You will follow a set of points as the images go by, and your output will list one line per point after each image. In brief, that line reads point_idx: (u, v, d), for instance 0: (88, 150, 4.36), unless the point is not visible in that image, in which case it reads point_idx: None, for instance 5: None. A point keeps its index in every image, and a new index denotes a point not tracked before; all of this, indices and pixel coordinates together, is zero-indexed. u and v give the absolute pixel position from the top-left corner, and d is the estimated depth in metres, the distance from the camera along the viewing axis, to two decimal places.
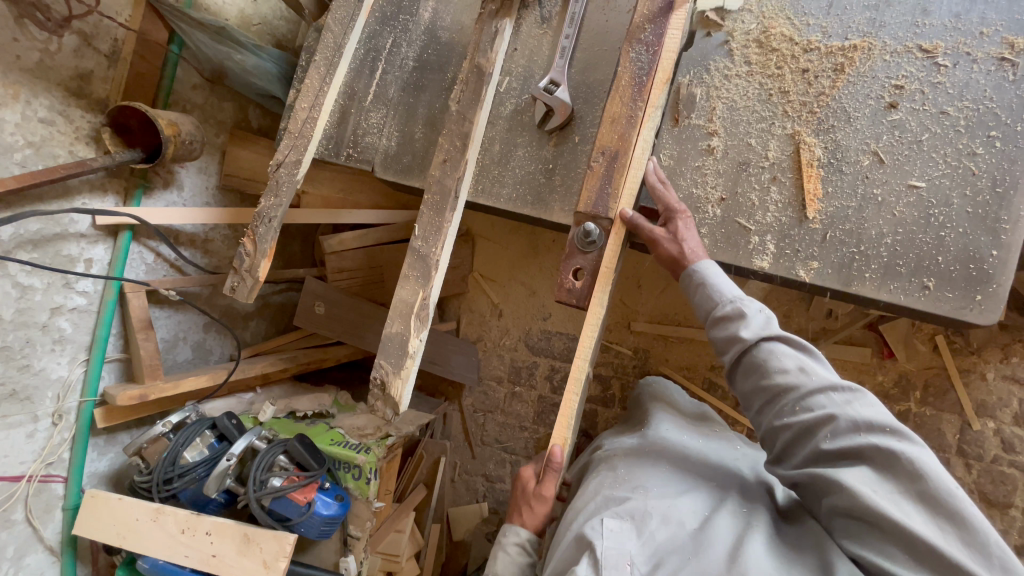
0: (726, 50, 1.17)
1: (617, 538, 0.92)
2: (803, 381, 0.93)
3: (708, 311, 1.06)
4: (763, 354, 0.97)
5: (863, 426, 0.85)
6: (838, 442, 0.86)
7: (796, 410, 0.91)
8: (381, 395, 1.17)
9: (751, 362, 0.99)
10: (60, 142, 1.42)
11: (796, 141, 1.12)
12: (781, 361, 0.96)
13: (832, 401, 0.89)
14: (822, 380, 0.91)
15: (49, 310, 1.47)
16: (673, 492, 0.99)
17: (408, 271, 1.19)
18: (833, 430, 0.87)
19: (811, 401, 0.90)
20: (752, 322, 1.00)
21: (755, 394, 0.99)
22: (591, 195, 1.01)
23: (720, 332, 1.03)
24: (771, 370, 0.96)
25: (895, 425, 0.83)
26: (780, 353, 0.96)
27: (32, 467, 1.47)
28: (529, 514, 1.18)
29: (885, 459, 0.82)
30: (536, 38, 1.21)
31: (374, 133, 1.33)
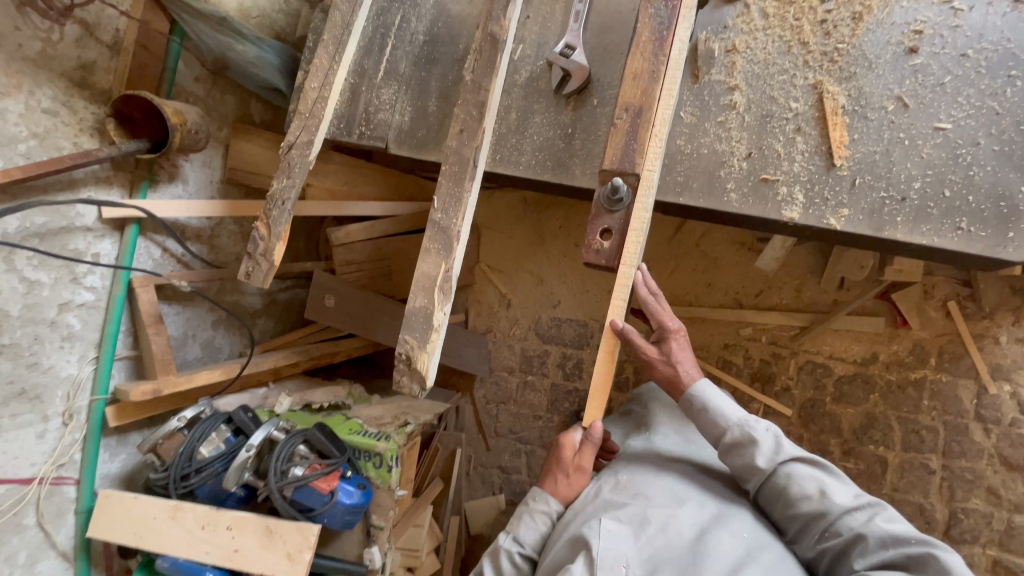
0: (742, 7, 1.16)
1: (613, 540, 1.01)
2: (828, 505, 1.01)
3: (719, 438, 1.15)
4: (783, 480, 1.06)
5: (891, 543, 0.94)
6: (869, 561, 0.94)
7: (826, 536, 1.01)
8: (407, 369, 1.15)
9: (773, 488, 1.08)
10: (64, 134, 1.39)
11: (819, 91, 1.11)
12: (802, 486, 1.05)
13: (857, 520, 0.98)
14: (845, 503, 1.00)
15: (57, 306, 1.44)
16: (674, 504, 1.08)
17: (429, 244, 1.18)
18: (863, 550, 0.95)
19: (840, 524, 0.99)
20: (764, 447, 1.09)
21: (786, 521, 1.08)
22: (616, 152, 1.00)
23: (735, 459, 1.12)
24: (795, 496, 1.05)
25: (921, 538, 0.91)
26: (799, 476, 1.05)
27: (44, 469, 1.44)
28: (564, 484, 1.25)
29: (918, 566, 0.90)
30: (549, 4, 1.20)
31: (386, 109, 1.31)
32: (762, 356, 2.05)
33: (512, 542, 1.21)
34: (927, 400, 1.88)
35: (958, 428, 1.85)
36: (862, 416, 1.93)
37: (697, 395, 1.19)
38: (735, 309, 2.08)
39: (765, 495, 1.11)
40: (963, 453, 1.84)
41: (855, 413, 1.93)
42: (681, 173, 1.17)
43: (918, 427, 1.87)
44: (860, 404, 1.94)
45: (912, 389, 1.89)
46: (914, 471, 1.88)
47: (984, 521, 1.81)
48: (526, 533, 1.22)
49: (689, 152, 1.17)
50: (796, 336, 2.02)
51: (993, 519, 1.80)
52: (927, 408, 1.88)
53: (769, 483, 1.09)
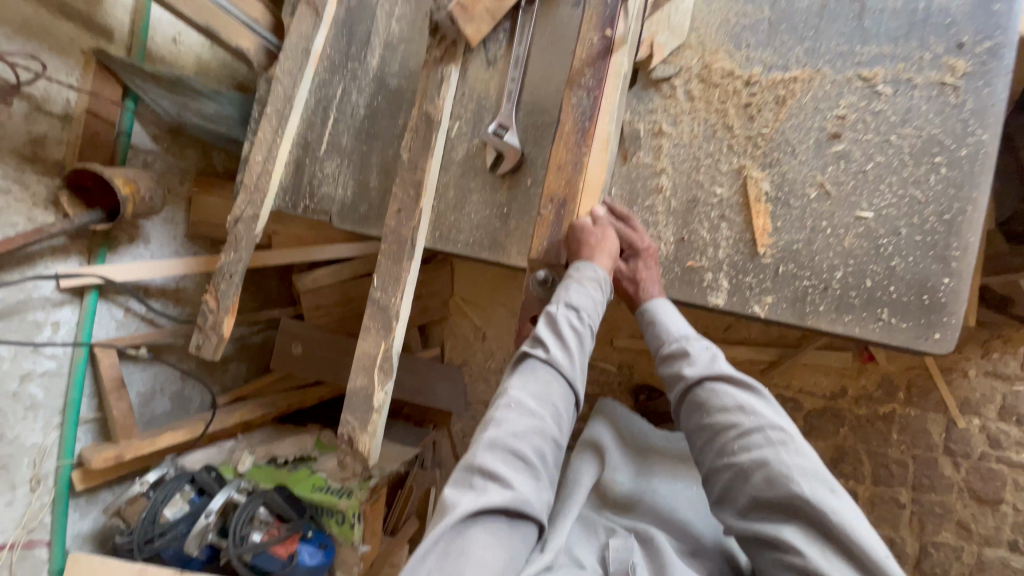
0: (670, 87, 1.16)
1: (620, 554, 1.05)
2: (743, 420, 0.92)
3: (658, 349, 1.05)
4: (704, 394, 0.96)
5: (797, 474, 0.85)
6: (773, 488, 0.85)
7: (735, 449, 0.91)
8: (350, 449, 1.17)
9: (693, 400, 0.98)
10: (17, 210, 1.41)
11: (743, 177, 1.11)
12: (727, 418, 0.93)
13: (768, 442, 0.89)
14: (760, 420, 0.91)
15: (18, 378, 1.46)
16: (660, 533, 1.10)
17: (369, 323, 1.19)
18: (767, 473, 0.87)
19: (749, 442, 0.90)
20: (699, 360, 0.99)
21: (697, 432, 0.98)
22: (542, 244, 1.00)
23: (666, 369, 1.03)
24: (713, 409, 0.95)
25: (827, 476, 0.84)
26: (723, 391, 0.96)
27: (14, 535, 1.47)
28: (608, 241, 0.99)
29: (815, 513, 0.82)
30: (483, 81, 1.20)
31: (330, 182, 1.31)
32: None
33: (567, 312, 0.93)
34: (896, 433, 1.87)
35: (927, 462, 1.83)
36: (832, 451, 1.92)
37: (650, 309, 1.09)
38: None
39: (685, 407, 1.00)
40: (933, 487, 1.81)
41: (826, 447, 1.92)
42: None
43: (887, 461, 1.86)
44: (831, 437, 1.93)
45: (881, 423, 1.88)
46: (884, 505, 1.87)
47: (954, 554, 1.77)
48: (578, 301, 0.94)
49: None
50: (767, 371, 2.02)
51: (963, 553, 1.76)
52: (896, 441, 1.86)
53: (691, 396, 0.99)
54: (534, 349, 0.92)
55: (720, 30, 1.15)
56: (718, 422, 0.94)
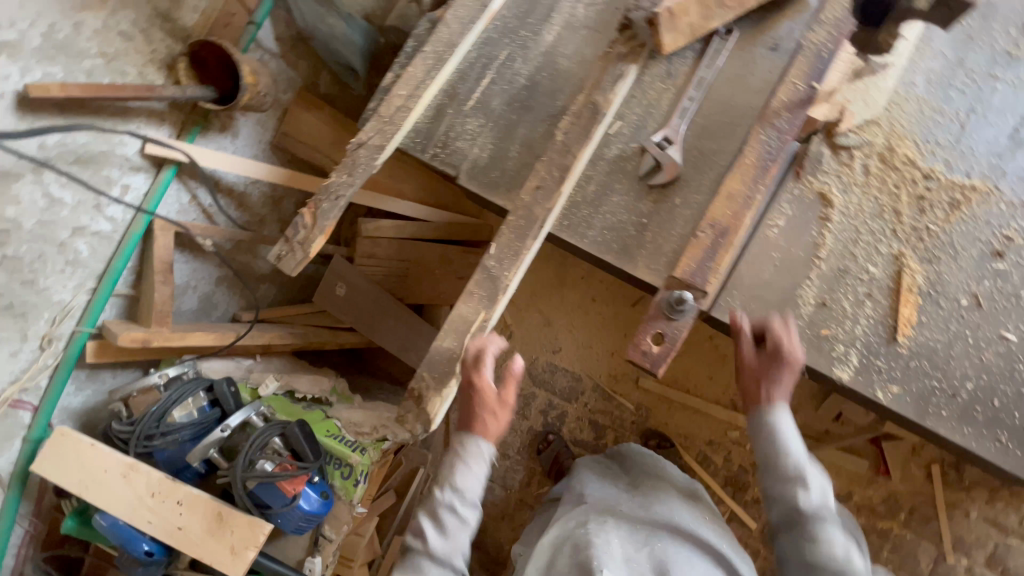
0: (849, 156, 1.16)
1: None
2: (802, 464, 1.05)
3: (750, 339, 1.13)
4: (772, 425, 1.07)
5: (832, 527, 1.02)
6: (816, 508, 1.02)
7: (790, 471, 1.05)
8: (415, 407, 1.13)
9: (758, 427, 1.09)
10: (132, 61, 1.34)
11: (899, 264, 1.12)
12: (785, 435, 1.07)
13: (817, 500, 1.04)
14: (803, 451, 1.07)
15: (71, 229, 1.37)
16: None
17: (473, 288, 1.15)
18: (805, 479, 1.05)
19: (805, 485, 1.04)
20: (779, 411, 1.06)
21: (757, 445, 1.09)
22: (690, 264, 0.98)
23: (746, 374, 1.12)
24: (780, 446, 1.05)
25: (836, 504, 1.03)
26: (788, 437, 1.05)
27: (7, 390, 1.36)
28: (494, 422, 1.13)
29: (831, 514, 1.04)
30: (657, 91, 1.18)
31: (466, 139, 1.28)
32: (742, 461, 2.13)
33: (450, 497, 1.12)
34: (887, 551, 1.94)
35: None
36: None
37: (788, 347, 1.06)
38: (730, 410, 2.15)
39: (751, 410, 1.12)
40: None
41: None
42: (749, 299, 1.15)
43: None
44: None
45: (875, 537, 1.97)
46: None
47: None
48: (467, 483, 1.12)
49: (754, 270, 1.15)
50: None
51: None
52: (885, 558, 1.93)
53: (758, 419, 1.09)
54: (415, 542, 1.14)
55: (912, 118, 1.17)
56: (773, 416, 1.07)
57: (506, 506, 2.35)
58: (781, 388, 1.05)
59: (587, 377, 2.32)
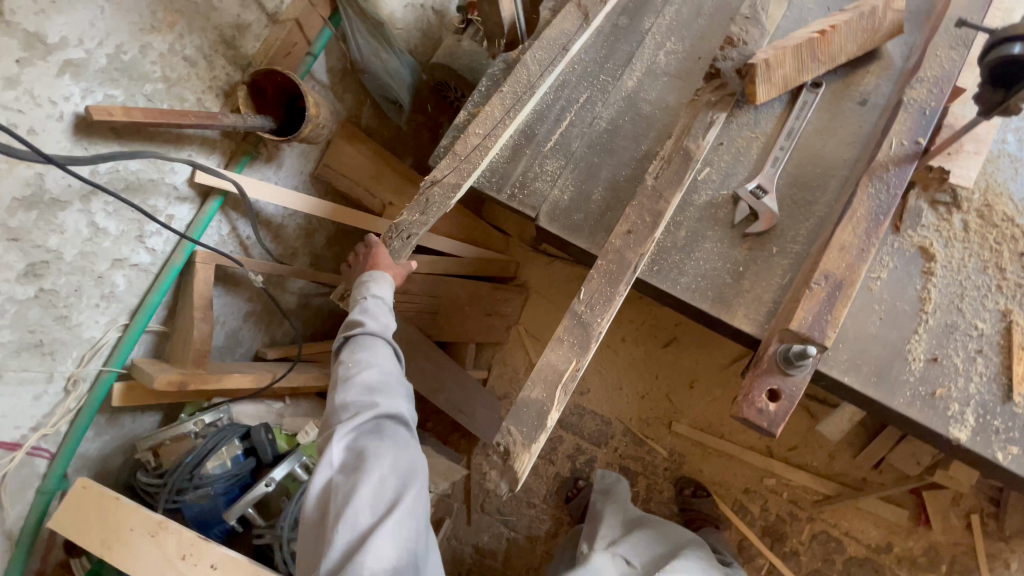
0: (947, 211, 1.06)
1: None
2: None
3: None
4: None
5: None
6: None
7: None
8: (500, 464, 1.05)
9: None
10: (192, 86, 1.28)
11: (1007, 320, 0.99)
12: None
13: None
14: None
15: (111, 261, 1.26)
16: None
17: (563, 335, 1.09)
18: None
19: None
20: None
21: None
22: (806, 317, 0.95)
23: None
24: None
25: None
26: None
27: (31, 435, 1.22)
28: (383, 256, 1.23)
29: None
30: (745, 139, 1.18)
31: (545, 180, 1.25)
32: (779, 511, 2.07)
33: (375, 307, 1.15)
34: None
35: None
36: None
37: None
38: (766, 457, 2.11)
39: None
40: None
41: None
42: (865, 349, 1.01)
43: None
44: None
45: None
46: None
47: None
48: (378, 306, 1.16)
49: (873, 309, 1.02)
50: (819, 503, 2.04)
51: None
52: None
53: None
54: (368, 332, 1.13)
55: (1003, 174, 1.07)
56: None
57: (531, 559, 2.22)
58: None
59: (618, 421, 2.27)
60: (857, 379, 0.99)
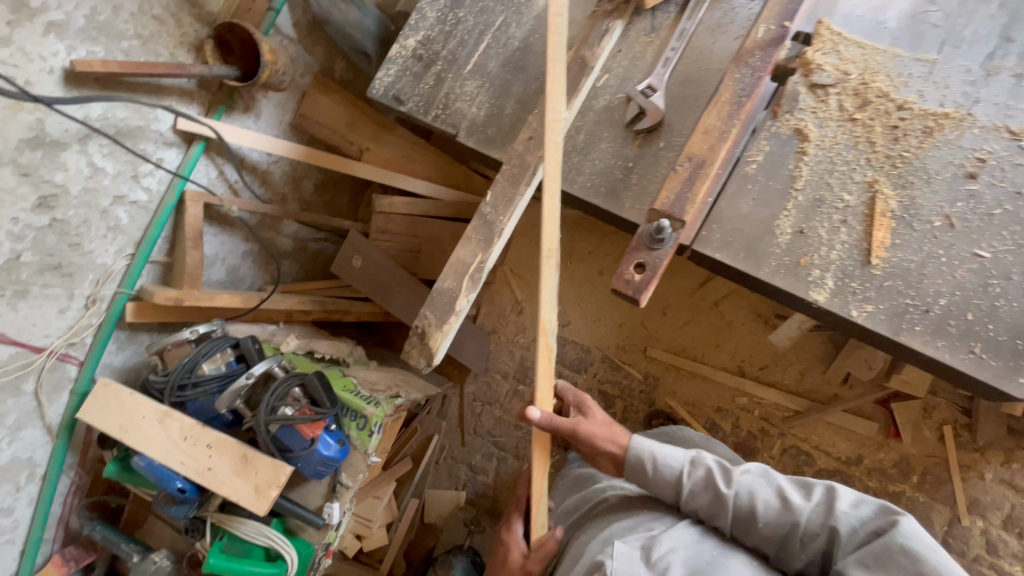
0: (824, 94, 1.17)
1: (626, 562, 1.01)
2: (800, 514, 1.01)
3: (682, 477, 1.15)
4: (744, 496, 1.06)
5: (855, 531, 0.94)
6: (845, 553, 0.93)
7: (805, 541, 1.00)
8: (418, 343, 1.22)
9: (739, 515, 1.06)
10: (164, 42, 1.49)
11: (873, 190, 1.12)
12: (763, 496, 1.05)
13: (820, 515, 0.99)
14: (806, 502, 1.02)
15: (112, 198, 1.52)
16: (716, 552, 1.03)
17: (472, 233, 1.24)
18: (848, 541, 0.94)
19: (811, 528, 0.99)
20: (742, 478, 1.09)
21: (766, 542, 1.05)
22: (670, 196, 1.05)
23: (704, 499, 1.11)
24: (760, 513, 1.04)
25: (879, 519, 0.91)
26: (758, 488, 1.06)
27: (56, 342, 1.50)
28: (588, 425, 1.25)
29: (887, 552, 0.86)
30: (642, 44, 1.25)
31: (465, 100, 1.38)
32: (750, 429, 2.11)
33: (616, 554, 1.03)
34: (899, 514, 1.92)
35: None
36: None
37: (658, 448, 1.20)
38: (736, 376, 2.14)
39: (738, 525, 1.07)
40: None
41: None
42: (727, 232, 1.17)
43: None
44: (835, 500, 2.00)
45: (887, 500, 1.94)
46: None
47: None
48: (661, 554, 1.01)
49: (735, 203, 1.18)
50: (789, 419, 2.07)
51: None
52: None
53: (738, 513, 1.06)
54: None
55: (887, 55, 1.17)
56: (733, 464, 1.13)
57: (519, 475, 2.40)
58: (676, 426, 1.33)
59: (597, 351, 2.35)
60: (726, 255, 1.15)
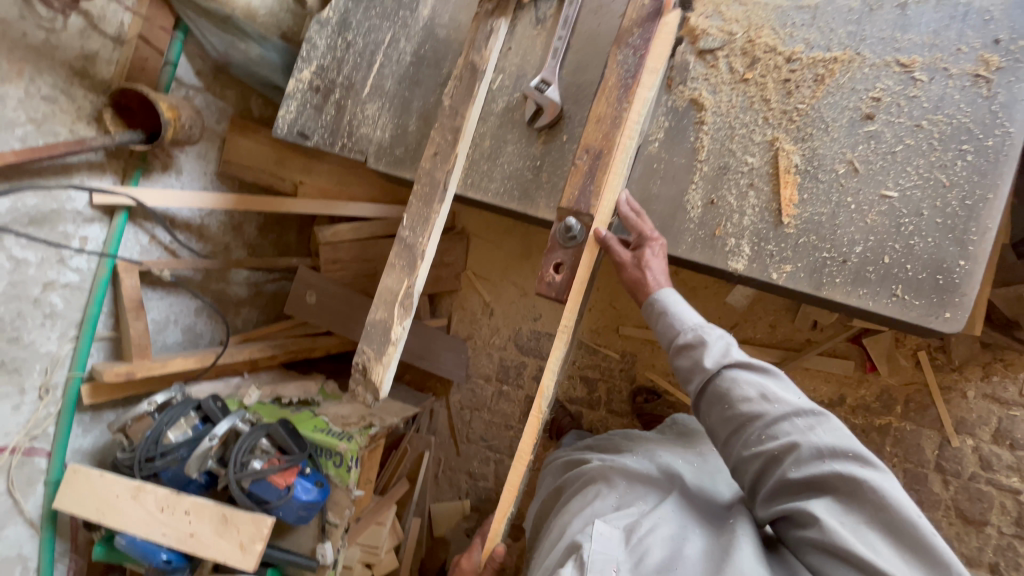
0: (713, 59, 1.23)
1: (605, 546, 0.99)
2: (768, 410, 0.94)
3: (672, 339, 1.10)
4: (726, 383, 0.99)
5: (826, 454, 0.87)
6: (802, 471, 0.88)
7: (762, 439, 0.94)
8: (362, 380, 1.21)
9: (714, 391, 1.01)
10: (61, 120, 1.46)
11: (775, 148, 1.18)
12: (743, 390, 0.98)
13: (795, 429, 0.91)
14: (787, 407, 0.94)
15: (42, 285, 1.50)
16: (694, 534, 1.00)
17: (394, 260, 1.22)
18: (798, 459, 0.89)
19: (775, 430, 0.93)
20: (714, 349, 1.03)
21: (720, 424, 1.01)
22: (574, 192, 1.03)
23: (683, 360, 1.07)
24: (734, 400, 0.98)
25: (858, 451, 0.85)
26: (742, 380, 0.98)
27: (16, 439, 1.49)
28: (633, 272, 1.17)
29: (849, 488, 0.84)
30: (530, 38, 1.25)
31: (369, 124, 1.36)
32: None
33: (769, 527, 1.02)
34: (890, 446, 1.90)
35: (917, 477, 1.86)
36: None
37: (660, 299, 1.15)
38: None
39: (705, 400, 1.03)
40: (920, 502, 1.85)
41: None
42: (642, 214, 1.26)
43: None
44: None
45: (876, 435, 1.91)
46: None
47: None
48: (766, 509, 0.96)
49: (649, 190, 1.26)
50: None
51: None
52: (889, 454, 1.90)
53: (711, 388, 1.02)
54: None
55: (769, 8, 1.21)
56: (740, 346, 1.04)
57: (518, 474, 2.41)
58: (656, 271, 1.17)
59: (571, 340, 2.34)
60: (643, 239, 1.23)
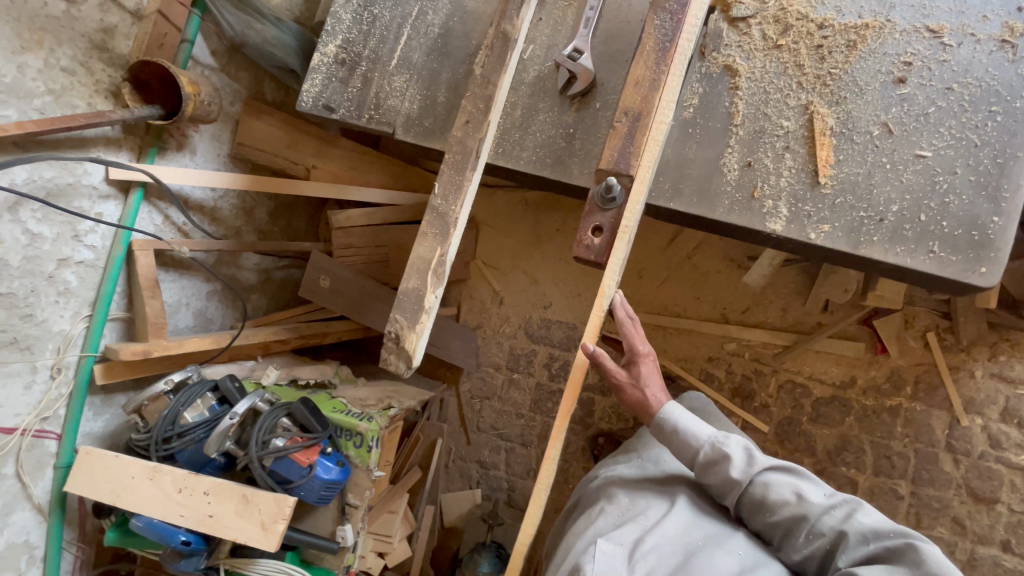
0: (745, 27, 1.28)
1: (608, 565, 1.01)
2: (806, 508, 1.00)
3: (694, 457, 1.13)
4: (760, 489, 1.05)
5: (871, 537, 0.93)
6: (851, 558, 0.92)
7: (809, 538, 0.98)
8: (395, 348, 1.18)
9: (750, 500, 1.06)
10: (79, 93, 1.44)
11: (810, 111, 1.22)
12: (779, 492, 1.03)
13: (835, 519, 0.97)
14: (821, 504, 1.00)
15: (57, 261, 1.47)
16: (695, 547, 1.02)
17: (427, 228, 1.20)
18: (845, 547, 0.94)
19: (819, 526, 0.98)
20: (738, 460, 1.08)
21: (766, 531, 1.05)
22: (613, 154, 1.04)
23: (712, 476, 1.10)
24: (772, 504, 1.03)
25: (901, 530, 0.91)
26: (776, 483, 1.04)
27: (27, 420, 1.45)
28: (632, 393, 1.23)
29: (896, 555, 0.88)
30: (561, 9, 1.28)
31: (397, 97, 1.37)
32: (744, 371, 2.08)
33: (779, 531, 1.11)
34: (900, 427, 1.89)
35: (928, 457, 1.87)
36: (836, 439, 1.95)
37: (665, 416, 1.18)
38: (722, 324, 2.10)
39: (745, 509, 1.08)
40: (932, 482, 1.85)
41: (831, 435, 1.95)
42: (674, 179, 1.27)
43: (890, 452, 1.89)
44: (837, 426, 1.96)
45: (886, 415, 1.91)
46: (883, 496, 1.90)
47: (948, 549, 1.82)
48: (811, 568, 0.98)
49: (677, 159, 1.27)
50: (779, 354, 2.04)
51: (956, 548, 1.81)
52: (899, 434, 1.89)
53: (746, 497, 1.07)
54: None
55: None
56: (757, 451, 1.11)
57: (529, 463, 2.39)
58: (651, 384, 1.23)
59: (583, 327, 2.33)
60: (680, 202, 1.24)
